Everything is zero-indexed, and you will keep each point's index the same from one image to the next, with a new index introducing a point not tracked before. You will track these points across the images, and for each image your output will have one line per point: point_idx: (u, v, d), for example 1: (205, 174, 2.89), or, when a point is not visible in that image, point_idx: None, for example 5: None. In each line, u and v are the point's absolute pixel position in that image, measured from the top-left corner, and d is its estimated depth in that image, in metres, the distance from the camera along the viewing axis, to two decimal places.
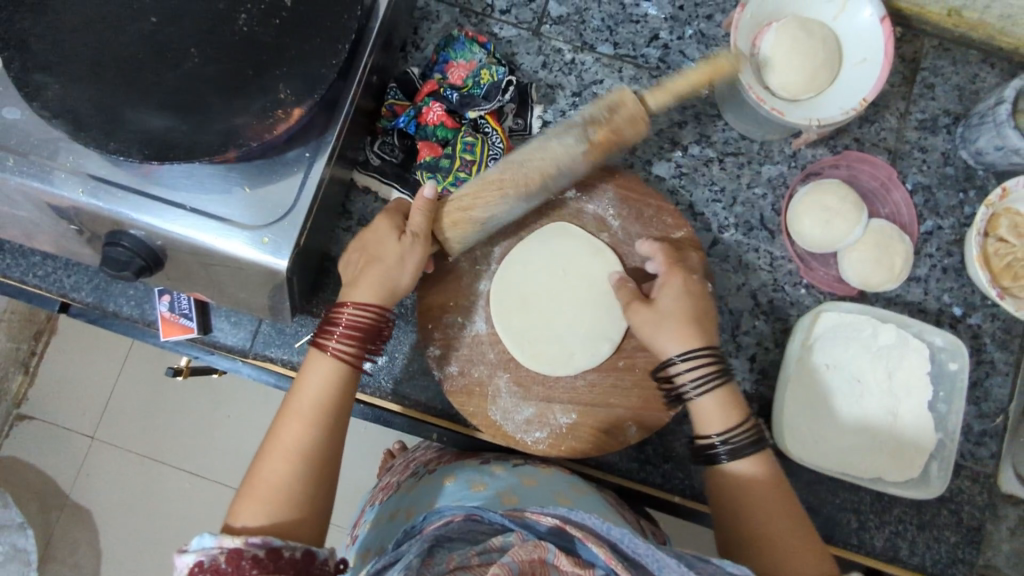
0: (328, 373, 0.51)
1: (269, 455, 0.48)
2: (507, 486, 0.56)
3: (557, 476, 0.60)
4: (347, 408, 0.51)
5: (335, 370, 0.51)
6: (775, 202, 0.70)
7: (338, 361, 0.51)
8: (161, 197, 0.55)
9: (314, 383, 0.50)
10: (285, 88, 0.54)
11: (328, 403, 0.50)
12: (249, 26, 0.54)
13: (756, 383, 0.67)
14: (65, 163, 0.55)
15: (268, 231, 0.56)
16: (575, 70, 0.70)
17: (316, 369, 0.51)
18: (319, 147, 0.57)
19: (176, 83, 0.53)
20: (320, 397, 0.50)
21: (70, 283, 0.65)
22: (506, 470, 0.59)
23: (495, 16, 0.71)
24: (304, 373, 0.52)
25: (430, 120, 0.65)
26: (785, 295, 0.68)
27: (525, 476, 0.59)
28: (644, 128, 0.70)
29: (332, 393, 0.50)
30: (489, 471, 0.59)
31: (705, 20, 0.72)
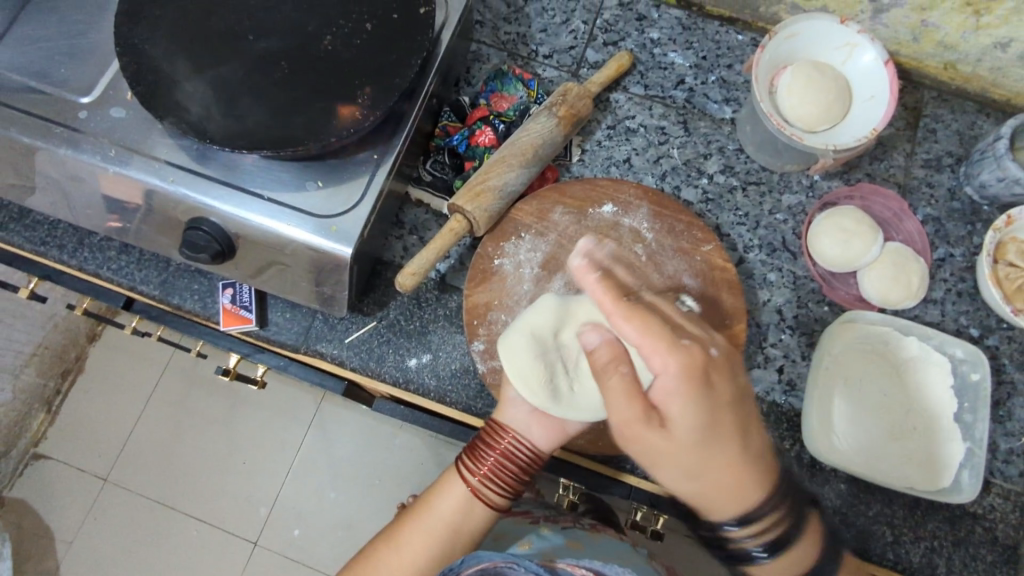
0: (459, 503, 0.62)
1: (401, 542, 0.62)
2: (549, 546, 0.69)
3: (605, 543, 0.72)
4: (470, 534, 0.62)
5: (468, 501, 0.62)
6: (796, 228, 0.75)
7: (470, 493, 0.62)
8: (241, 188, 0.61)
9: (445, 506, 0.62)
10: (362, 94, 0.61)
11: (454, 530, 0.62)
12: (332, 45, 0.62)
13: (786, 394, 0.69)
14: (161, 157, 0.62)
15: (337, 220, 0.61)
16: (609, 107, 0.78)
17: (450, 496, 0.62)
18: (385, 151, 0.63)
19: (266, 89, 0.61)
20: (453, 521, 0.62)
21: (138, 277, 0.70)
22: (553, 530, 0.72)
23: (539, 60, 0.79)
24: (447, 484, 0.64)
25: (482, 142, 0.71)
26: (810, 311, 0.72)
27: (572, 539, 0.71)
28: (672, 158, 0.76)
29: (457, 524, 0.62)
30: (540, 531, 0.72)
31: (727, 69, 0.80)
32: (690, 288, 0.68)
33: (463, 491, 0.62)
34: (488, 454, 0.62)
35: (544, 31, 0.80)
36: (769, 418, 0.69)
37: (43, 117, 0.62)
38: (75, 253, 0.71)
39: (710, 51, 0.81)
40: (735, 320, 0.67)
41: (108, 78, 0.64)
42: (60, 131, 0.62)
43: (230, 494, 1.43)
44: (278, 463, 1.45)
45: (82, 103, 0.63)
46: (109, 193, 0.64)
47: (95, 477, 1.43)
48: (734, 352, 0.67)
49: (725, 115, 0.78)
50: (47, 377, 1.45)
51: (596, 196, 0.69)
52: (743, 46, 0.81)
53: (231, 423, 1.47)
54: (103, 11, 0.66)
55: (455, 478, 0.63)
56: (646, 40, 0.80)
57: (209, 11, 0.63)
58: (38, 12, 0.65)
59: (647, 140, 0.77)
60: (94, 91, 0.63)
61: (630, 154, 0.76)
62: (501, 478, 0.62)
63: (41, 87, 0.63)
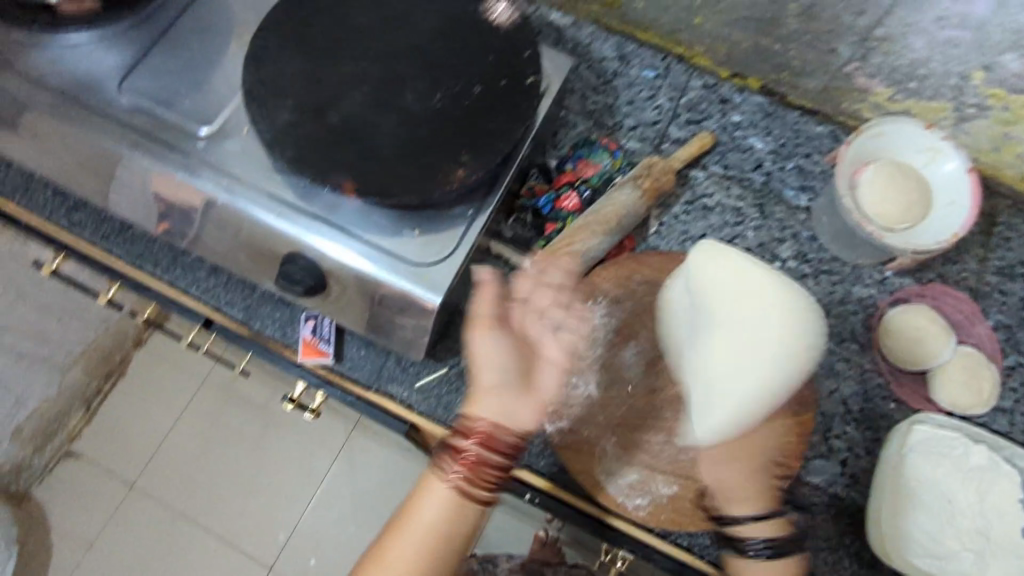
0: (442, 506, 0.59)
1: (396, 543, 0.59)
2: None
3: None
4: (454, 539, 0.60)
5: (447, 500, 0.60)
6: (865, 320, 0.76)
7: (449, 493, 0.60)
8: (341, 228, 0.64)
9: (425, 512, 0.60)
10: (467, 154, 0.64)
11: (441, 536, 0.59)
12: (442, 104, 0.65)
13: (846, 487, 0.69)
14: (270, 191, 0.65)
15: (429, 270, 0.63)
16: (688, 183, 0.80)
17: (433, 497, 0.60)
18: (480, 207, 0.66)
19: (376, 139, 0.64)
20: (441, 526, 0.59)
21: (225, 299, 0.73)
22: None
23: (623, 131, 0.83)
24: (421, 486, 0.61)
25: (567, 206, 0.74)
26: (875, 406, 0.72)
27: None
28: (747, 239, 0.78)
29: (445, 532, 0.59)
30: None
31: (804, 157, 0.82)
32: None
33: (448, 492, 0.59)
34: (466, 443, 0.60)
35: (631, 103, 0.83)
36: (828, 509, 0.69)
37: (165, 143, 0.66)
38: (169, 270, 0.74)
39: (789, 138, 0.82)
40: (805, 408, 0.68)
41: (227, 112, 0.68)
42: (178, 156, 0.66)
43: (254, 514, 1.42)
44: (303, 489, 1.44)
45: (202, 133, 0.67)
46: (214, 220, 0.67)
47: (122, 482, 1.42)
48: (801, 440, 0.67)
49: (801, 203, 0.80)
50: (91, 377, 1.45)
51: (675, 269, 0.71)
52: (822, 136, 0.82)
53: (263, 443, 1.46)
54: (227, 50, 0.71)
55: (432, 479, 0.61)
56: (727, 122, 0.83)
57: (329, 60, 0.67)
58: (169, 46, 0.71)
59: (723, 219, 0.79)
60: (214, 122, 0.67)
61: (706, 231, 0.78)
62: (480, 472, 0.60)
63: (165, 114, 0.67)
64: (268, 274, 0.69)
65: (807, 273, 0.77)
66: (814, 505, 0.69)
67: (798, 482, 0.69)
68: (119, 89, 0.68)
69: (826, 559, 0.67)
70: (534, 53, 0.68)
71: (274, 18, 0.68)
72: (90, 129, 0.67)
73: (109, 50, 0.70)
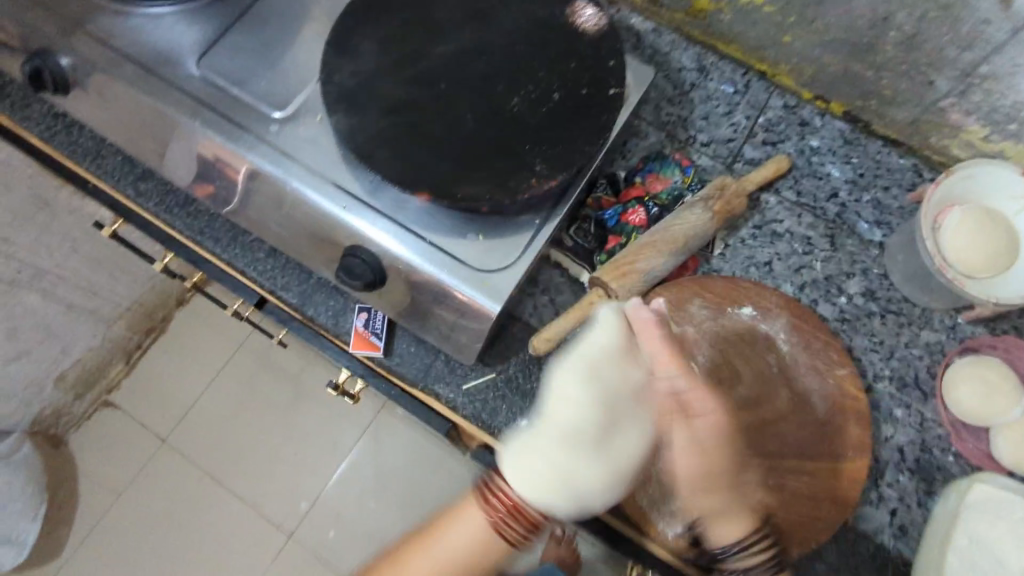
0: (472, 537, 0.60)
1: (416, 558, 0.59)
2: None
3: None
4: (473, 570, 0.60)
5: (479, 531, 0.60)
6: (930, 366, 0.73)
7: (483, 524, 0.60)
8: (405, 226, 0.63)
9: (454, 536, 0.60)
10: (540, 163, 0.63)
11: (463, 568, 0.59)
12: (520, 108, 0.64)
13: (894, 538, 0.67)
14: (338, 182, 0.65)
15: (490, 276, 0.63)
16: (758, 207, 0.78)
17: (465, 523, 0.60)
18: (547, 217, 0.65)
19: (449, 137, 0.63)
20: (464, 553, 0.59)
21: (281, 282, 0.73)
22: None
23: (695, 146, 0.81)
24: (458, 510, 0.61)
25: (633, 221, 0.72)
26: (932, 457, 0.70)
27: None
28: (814, 271, 0.76)
29: (467, 562, 0.59)
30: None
31: (883, 190, 0.78)
32: (816, 409, 0.67)
33: (478, 524, 0.60)
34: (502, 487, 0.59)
35: (706, 118, 0.81)
36: (873, 559, 0.67)
37: (237, 123, 0.66)
38: (228, 248, 0.74)
39: (868, 168, 0.79)
40: (860, 454, 0.65)
41: (302, 96, 0.68)
42: (249, 138, 0.65)
43: (280, 481, 1.43)
44: (327, 461, 1.44)
45: (274, 117, 0.66)
46: (279, 205, 0.67)
47: (155, 435, 1.45)
48: (853, 487, 0.65)
49: (874, 238, 0.77)
50: (133, 332, 1.48)
51: (737, 296, 0.70)
52: (903, 170, 0.78)
53: (292, 414, 1.48)
54: (304, 33, 0.70)
55: (467, 505, 0.61)
56: (805, 146, 0.80)
57: (409, 53, 0.66)
58: (248, 23, 0.70)
59: (791, 247, 0.76)
60: (288, 107, 0.67)
61: (772, 258, 0.76)
62: (512, 518, 0.59)
63: (239, 94, 0.67)
64: (327, 262, 0.69)
65: (874, 311, 0.74)
66: (858, 553, 0.67)
67: (843, 527, 0.67)
68: (197, 66, 0.68)
69: None
70: (618, 63, 0.67)
71: (357, 7, 0.67)
72: (166, 103, 0.66)
73: (190, 24, 0.69)
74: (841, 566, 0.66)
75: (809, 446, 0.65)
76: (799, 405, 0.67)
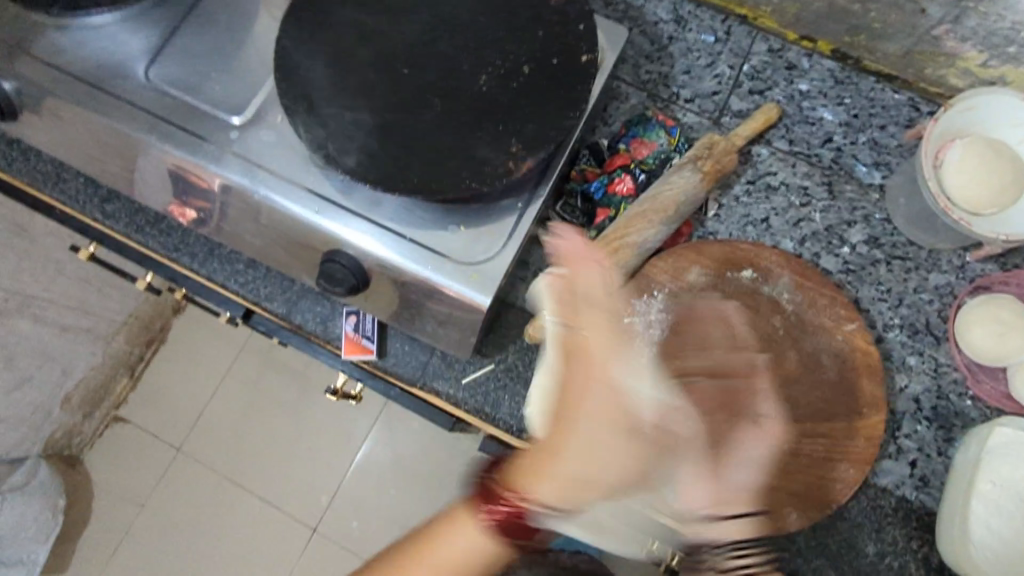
0: (473, 550, 0.56)
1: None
2: None
3: None
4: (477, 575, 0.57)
5: (478, 545, 0.56)
6: (941, 310, 0.70)
7: (480, 538, 0.56)
8: (383, 225, 0.61)
9: (455, 549, 0.56)
10: (516, 143, 0.59)
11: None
12: (489, 86, 0.61)
13: (916, 490, 0.66)
14: (307, 185, 0.62)
15: (476, 269, 0.60)
16: (750, 161, 0.74)
17: (460, 538, 0.56)
18: (530, 200, 0.62)
19: (417, 126, 0.60)
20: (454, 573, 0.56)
21: (264, 293, 0.71)
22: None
23: (679, 103, 0.76)
24: (452, 518, 0.57)
25: (620, 191, 0.69)
26: (949, 403, 0.68)
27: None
28: (813, 223, 0.73)
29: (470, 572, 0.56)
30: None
31: (879, 129, 0.75)
32: (827, 368, 0.65)
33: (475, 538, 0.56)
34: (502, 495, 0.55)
35: (688, 72, 0.77)
36: (896, 513, 0.65)
37: (195, 133, 0.63)
38: (205, 263, 0.72)
39: (862, 108, 0.76)
40: (874, 408, 0.64)
41: (259, 98, 0.64)
42: (210, 149, 0.62)
43: (298, 479, 1.42)
44: (342, 453, 1.43)
45: (233, 123, 0.63)
46: (249, 214, 0.64)
47: (168, 447, 1.44)
48: (870, 444, 0.63)
49: (874, 181, 0.74)
50: (134, 346, 1.45)
51: (737, 258, 0.67)
52: (899, 106, 0.75)
53: (302, 411, 1.45)
54: (255, 29, 0.66)
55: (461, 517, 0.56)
56: (794, 92, 0.76)
57: (367, 40, 0.62)
58: (195, 25, 0.66)
59: (788, 200, 0.73)
60: (246, 110, 0.63)
61: (769, 214, 0.73)
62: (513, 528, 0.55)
63: (194, 102, 0.63)
64: (306, 268, 0.67)
65: (879, 259, 0.71)
66: (881, 508, 0.65)
67: (863, 484, 0.66)
68: (147, 76, 0.64)
69: (892, 567, 0.64)
70: (588, 26, 0.63)
71: None
72: (119, 120, 0.63)
73: (134, 32, 0.66)
74: (864, 522, 0.65)
75: (821, 405, 0.64)
76: (808, 366, 0.65)
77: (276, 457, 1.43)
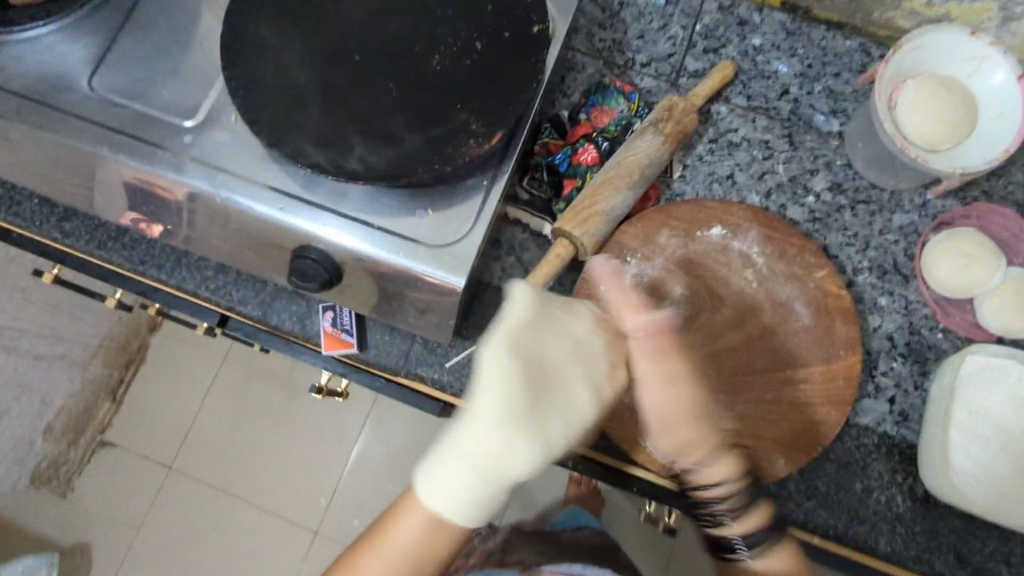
0: (437, 518, 0.57)
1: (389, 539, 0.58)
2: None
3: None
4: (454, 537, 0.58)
5: (443, 511, 0.57)
6: (907, 248, 0.72)
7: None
8: (350, 216, 0.60)
9: (414, 523, 0.57)
10: (475, 121, 0.59)
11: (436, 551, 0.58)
12: (442, 66, 0.60)
13: (897, 425, 0.68)
14: (269, 184, 0.61)
15: (448, 251, 0.60)
16: (710, 120, 0.75)
17: (429, 502, 0.58)
18: (495, 177, 0.62)
19: (374, 113, 0.59)
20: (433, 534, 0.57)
21: (238, 297, 0.70)
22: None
23: (636, 69, 0.76)
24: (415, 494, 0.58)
25: (584, 161, 0.69)
26: (923, 338, 0.70)
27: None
28: (777, 175, 0.73)
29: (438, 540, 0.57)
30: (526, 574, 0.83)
31: (834, 78, 0.76)
32: (802, 316, 0.66)
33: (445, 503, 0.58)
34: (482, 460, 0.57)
35: (642, 37, 0.77)
36: (879, 449, 0.67)
37: (148, 141, 0.61)
38: (173, 272, 0.71)
39: (815, 58, 0.76)
40: (850, 350, 0.65)
41: (210, 99, 0.63)
42: (164, 155, 0.61)
43: (295, 483, 1.40)
44: (336, 453, 1.41)
45: (186, 126, 0.62)
46: (212, 217, 0.63)
47: (161, 465, 1.39)
48: (850, 384, 0.64)
49: (833, 128, 0.75)
50: (112, 367, 1.41)
51: (704, 218, 0.67)
52: (851, 52, 0.76)
53: (294, 416, 1.42)
54: (198, 29, 0.65)
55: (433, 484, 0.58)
56: (747, 47, 0.77)
57: (315, 30, 0.61)
58: (136, 30, 0.65)
59: (750, 155, 0.74)
60: (198, 113, 0.62)
61: (733, 170, 0.73)
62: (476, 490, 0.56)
63: (143, 109, 0.62)
64: (277, 268, 0.66)
65: (843, 205, 0.73)
66: (865, 446, 0.67)
67: (846, 424, 0.67)
68: (91, 87, 0.62)
69: (881, 500, 0.66)
70: None
71: None
72: (65, 134, 0.61)
73: (73, 42, 0.64)
74: (850, 460, 0.67)
75: (799, 352, 0.65)
76: (784, 315, 0.66)
77: (272, 465, 1.40)
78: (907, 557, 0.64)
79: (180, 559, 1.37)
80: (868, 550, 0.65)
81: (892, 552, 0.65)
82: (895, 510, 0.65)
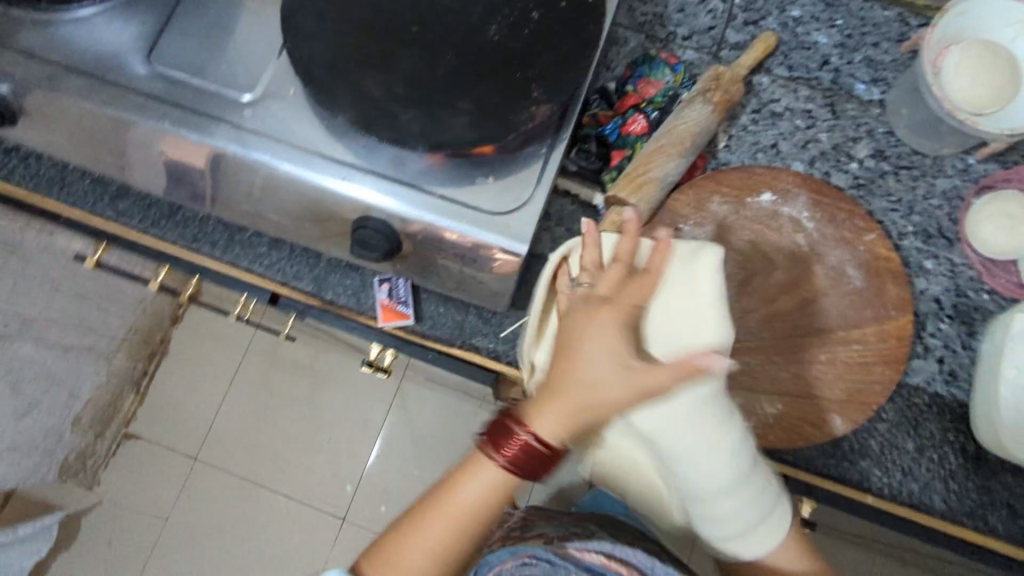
0: (488, 488, 0.58)
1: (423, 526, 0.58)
2: None
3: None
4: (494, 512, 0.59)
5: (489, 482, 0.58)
6: (951, 212, 0.73)
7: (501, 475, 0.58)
8: (411, 185, 0.61)
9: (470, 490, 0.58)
10: (536, 89, 0.60)
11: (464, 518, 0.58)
12: (500, 36, 0.61)
13: (947, 385, 0.69)
14: (329, 155, 0.61)
15: (510, 218, 0.60)
16: (753, 90, 0.76)
17: (476, 479, 0.58)
18: (553, 145, 0.63)
19: (434, 83, 0.60)
20: (479, 502, 0.58)
21: (292, 272, 0.71)
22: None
23: (678, 41, 0.77)
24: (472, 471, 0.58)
25: (635, 131, 0.70)
26: (969, 300, 0.71)
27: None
28: (821, 143, 0.74)
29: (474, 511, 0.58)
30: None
31: (873, 47, 0.77)
32: (854, 279, 0.67)
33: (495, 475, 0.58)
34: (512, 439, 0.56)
35: (682, 10, 0.78)
36: (931, 409, 0.68)
37: (207, 115, 0.62)
38: (227, 250, 0.71)
39: (854, 28, 0.77)
40: (900, 311, 0.66)
41: (266, 73, 0.63)
42: (226, 128, 0.61)
43: (323, 471, 1.39)
44: (361, 441, 1.40)
45: (244, 100, 0.62)
46: (273, 191, 0.63)
47: (185, 456, 1.39)
48: (903, 345, 0.66)
49: (874, 97, 0.76)
50: (136, 360, 1.41)
51: (754, 184, 0.68)
52: (890, 22, 0.77)
53: (319, 404, 1.41)
54: (252, 4, 0.65)
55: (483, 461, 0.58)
56: (787, 19, 0.77)
57: (372, 1, 0.61)
58: (190, 6, 0.65)
59: (794, 124, 0.75)
60: (257, 87, 0.63)
61: (777, 139, 0.74)
62: (525, 465, 0.56)
63: (201, 84, 0.62)
64: (334, 240, 0.67)
65: (887, 172, 0.74)
66: (917, 405, 0.68)
67: (898, 385, 0.69)
68: (148, 63, 0.63)
69: (933, 458, 0.66)
70: None
71: None
72: (125, 109, 0.61)
73: (128, 19, 0.64)
74: (903, 419, 0.68)
75: (852, 314, 0.66)
76: (835, 279, 0.67)
77: (297, 452, 1.40)
78: (961, 513, 0.65)
79: (205, 548, 1.36)
80: (921, 507, 0.65)
81: (946, 509, 0.65)
82: (948, 468, 0.66)
